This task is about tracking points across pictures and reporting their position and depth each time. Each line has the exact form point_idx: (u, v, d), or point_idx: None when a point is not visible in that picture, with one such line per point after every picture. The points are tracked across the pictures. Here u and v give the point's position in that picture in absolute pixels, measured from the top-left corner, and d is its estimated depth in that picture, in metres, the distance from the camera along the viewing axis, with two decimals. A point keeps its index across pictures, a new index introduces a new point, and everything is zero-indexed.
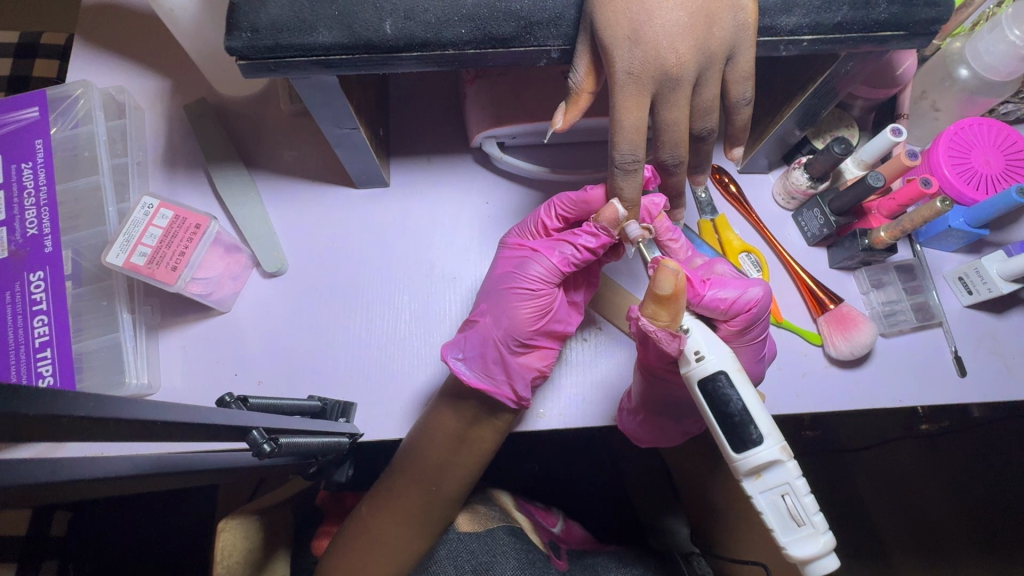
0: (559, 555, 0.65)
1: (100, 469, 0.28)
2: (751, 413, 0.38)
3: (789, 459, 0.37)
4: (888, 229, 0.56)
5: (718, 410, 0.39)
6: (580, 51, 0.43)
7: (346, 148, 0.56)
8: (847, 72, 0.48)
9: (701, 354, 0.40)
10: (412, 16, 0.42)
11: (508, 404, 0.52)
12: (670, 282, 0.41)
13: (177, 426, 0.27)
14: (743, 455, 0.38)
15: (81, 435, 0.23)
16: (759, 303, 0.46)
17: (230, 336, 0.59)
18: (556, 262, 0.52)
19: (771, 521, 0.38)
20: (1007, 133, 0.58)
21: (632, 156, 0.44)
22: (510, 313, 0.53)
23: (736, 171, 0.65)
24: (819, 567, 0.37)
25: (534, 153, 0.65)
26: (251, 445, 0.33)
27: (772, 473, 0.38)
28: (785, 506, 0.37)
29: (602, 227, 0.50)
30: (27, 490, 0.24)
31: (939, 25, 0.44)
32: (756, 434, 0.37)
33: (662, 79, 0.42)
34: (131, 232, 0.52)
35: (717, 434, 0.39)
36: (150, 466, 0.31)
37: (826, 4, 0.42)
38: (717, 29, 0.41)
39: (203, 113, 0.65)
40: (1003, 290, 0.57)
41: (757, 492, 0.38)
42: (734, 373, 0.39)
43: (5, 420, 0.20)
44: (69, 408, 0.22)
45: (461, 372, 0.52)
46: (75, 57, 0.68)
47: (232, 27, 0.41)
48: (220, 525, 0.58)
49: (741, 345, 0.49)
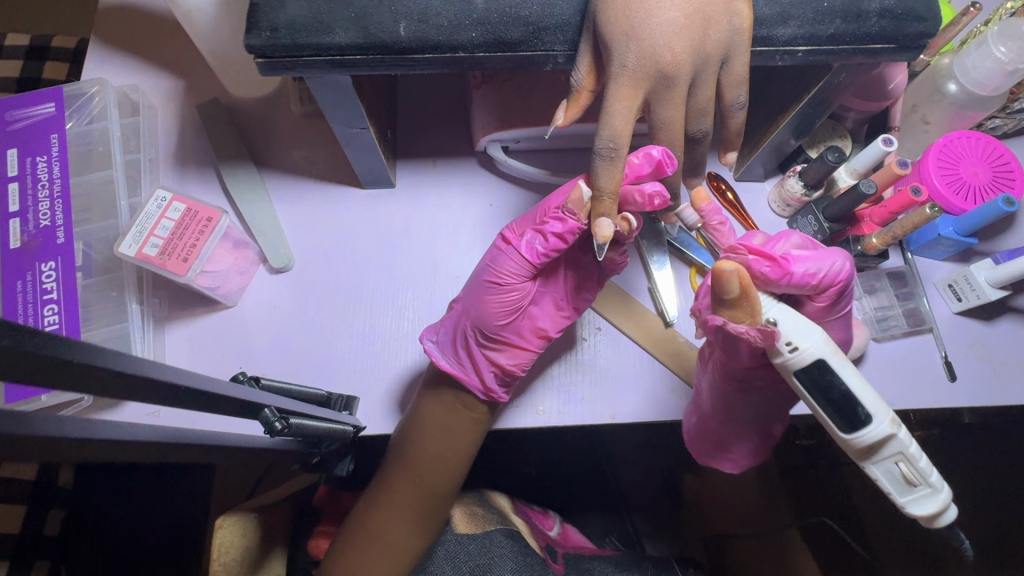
0: (556, 560, 0.66)
1: (123, 433, 0.29)
2: (857, 394, 0.38)
3: (900, 429, 0.38)
4: (880, 236, 0.58)
5: (821, 393, 0.39)
6: (583, 52, 0.45)
7: (355, 148, 0.58)
8: (839, 84, 0.50)
9: (794, 346, 0.39)
10: (425, 19, 0.44)
11: (477, 392, 0.54)
12: (735, 281, 0.39)
13: (196, 393, 0.29)
14: (854, 435, 0.38)
15: (108, 394, 0.25)
16: (845, 274, 0.46)
17: (236, 329, 0.60)
18: (525, 254, 0.51)
19: (886, 487, 0.40)
20: (994, 146, 0.61)
21: (609, 143, 0.43)
22: (478, 304, 0.53)
23: (732, 179, 0.67)
24: (943, 519, 0.39)
25: (537, 157, 0.67)
26: (263, 423, 0.34)
27: (886, 447, 0.38)
28: (900, 473, 0.39)
29: (569, 210, 0.48)
30: (55, 446, 0.25)
31: (927, 39, 0.46)
32: (864, 415, 0.38)
33: (657, 78, 0.43)
34: (144, 224, 0.54)
35: (824, 415, 0.40)
36: (168, 435, 0.32)
37: (819, 17, 0.45)
38: (712, 32, 0.43)
39: (215, 112, 0.67)
40: (991, 298, 0.59)
41: (872, 464, 0.39)
42: (833, 357, 0.39)
43: (42, 361, 0.21)
44: (101, 360, 0.24)
45: (432, 354, 0.54)
46: (90, 56, 0.69)
47: (252, 26, 0.43)
48: (218, 522, 0.59)
49: (828, 316, 0.49)
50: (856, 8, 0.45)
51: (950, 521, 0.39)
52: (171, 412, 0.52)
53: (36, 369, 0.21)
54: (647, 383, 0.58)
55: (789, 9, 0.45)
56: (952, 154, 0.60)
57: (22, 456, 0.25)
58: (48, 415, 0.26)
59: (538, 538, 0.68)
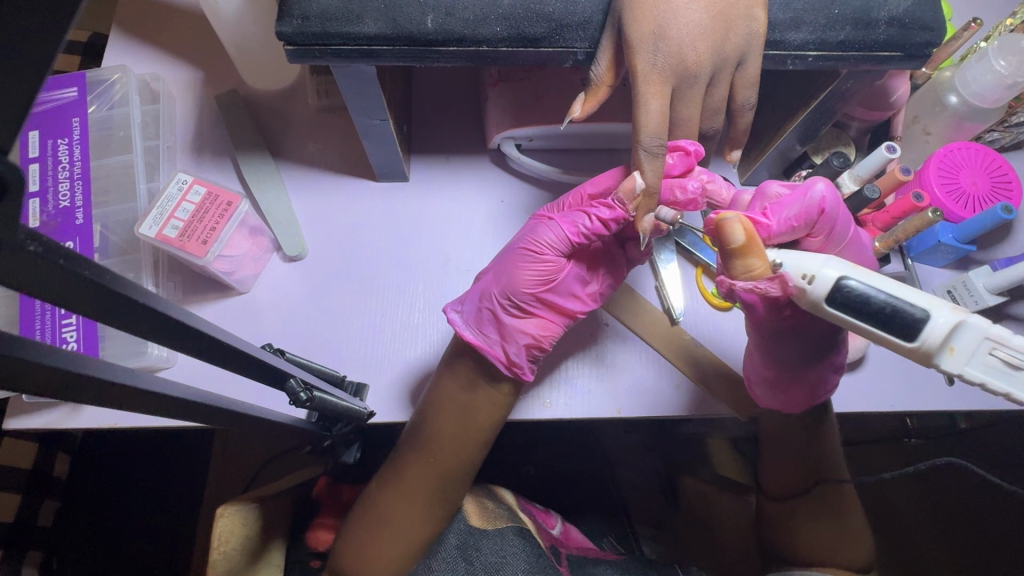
0: (562, 562, 0.66)
1: (164, 387, 0.31)
2: (897, 298, 0.34)
3: (965, 315, 0.34)
4: (882, 240, 0.60)
5: (867, 312, 0.35)
6: (603, 48, 0.47)
7: (373, 139, 0.59)
8: (846, 91, 0.52)
9: (811, 276, 0.37)
10: (453, 13, 0.45)
11: (498, 364, 0.53)
12: (739, 230, 0.40)
13: (227, 347, 0.31)
14: (920, 341, 0.34)
15: (135, 331, 0.26)
16: (828, 199, 0.43)
17: (249, 313, 0.61)
18: (567, 229, 0.52)
19: (1000, 386, 0.34)
20: (993, 158, 0.63)
21: (658, 140, 0.46)
22: (511, 274, 0.53)
23: (738, 183, 0.69)
24: None
25: (549, 157, 0.69)
26: (289, 392, 0.38)
27: (962, 339, 0.34)
28: (999, 360, 0.33)
29: (619, 199, 0.48)
30: (93, 388, 0.26)
31: (932, 48, 0.48)
32: (918, 313, 0.34)
33: (683, 77, 0.46)
34: (165, 206, 0.55)
35: (882, 335, 0.35)
36: (201, 397, 0.35)
37: (830, 24, 0.47)
38: (732, 35, 0.46)
39: (234, 103, 0.68)
40: (989, 303, 0.60)
41: (965, 365, 0.34)
42: (855, 271, 0.36)
43: (88, 290, 0.23)
44: (139, 298, 0.25)
45: (455, 322, 0.54)
46: (112, 46, 0.71)
47: (284, 14, 0.45)
48: (220, 511, 0.56)
49: (838, 248, 0.47)
50: (865, 16, 0.47)
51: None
52: (200, 369, 0.54)
53: (103, 300, 0.24)
54: (651, 379, 0.59)
55: (802, 15, 0.47)
56: (953, 163, 0.62)
57: (65, 393, 0.26)
58: (99, 359, 0.27)
59: (543, 537, 0.68)
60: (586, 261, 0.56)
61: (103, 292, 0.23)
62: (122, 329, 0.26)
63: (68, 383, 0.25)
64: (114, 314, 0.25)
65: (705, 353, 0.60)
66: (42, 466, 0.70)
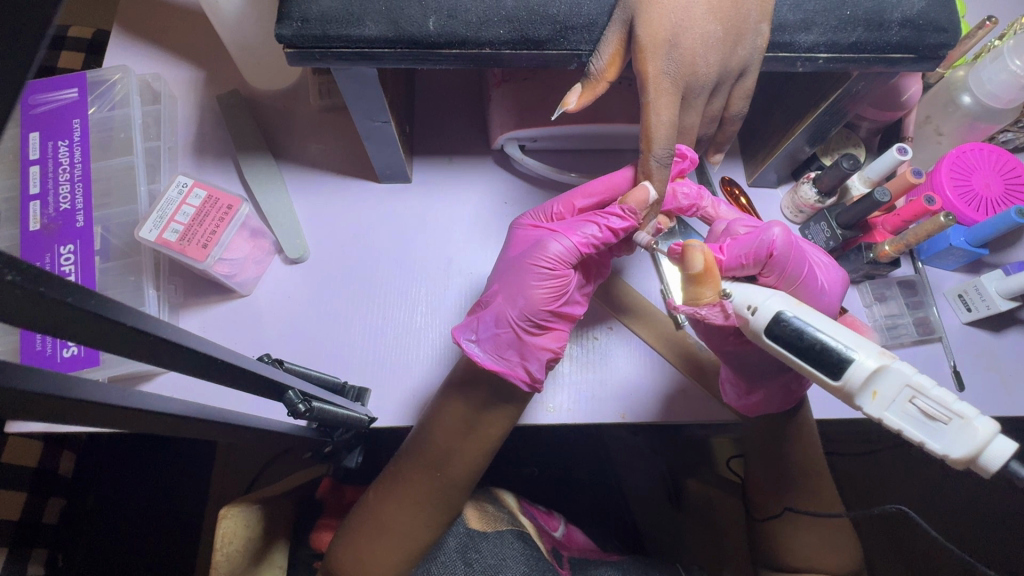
0: (562, 564, 0.65)
1: (161, 405, 0.31)
2: (825, 337, 0.36)
3: (892, 361, 0.35)
4: (892, 243, 0.58)
5: (795, 347, 0.38)
6: (609, 37, 0.45)
7: (375, 141, 0.58)
8: (857, 92, 0.51)
9: (754, 308, 0.40)
10: (455, 15, 0.45)
11: (522, 385, 0.51)
12: (700, 259, 0.43)
13: (221, 363, 0.31)
14: (841, 378, 0.36)
15: (124, 351, 0.26)
16: (781, 242, 0.43)
17: (250, 317, 0.61)
18: (576, 242, 0.51)
19: (916, 437, 0.34)
20: (1006, 158, 0.61)
21: (668, 151, 0.47)
22: (526, 293, 0.51)
23: (746, 184, 0.68)
24: (994, 456, 0.32)
25: (553, 157, 0.68)
26: (287, 404, 0.38)
27: (883, 383, 0.35)
28: (916, 410, 0.34)
29: (628, 208, 0.49)
30: (80, 408, 0.26)
31: (946, 50, 0.47)
32: (841, 351, 0.36)
33: (691, 85, 0.47)
34: (164, 209, 0.54)
35: (810, 370, 0.37)
36: (198, 411, 0.34)
37: (842, 25, 0.45)
38: (739, 49, 0.46)
39: (235, 103, 0.67)
40: (1001, 308, 0.59)
41: (882, 410, 0.35)
42: (794, 309, 0.39)
43: (78, 313, 0.22)
44: (129, 319, 0.25)
45: (474, 355, 0.50)
46: (113, 46, 0.70)
47: (283, 16, 0.44)
48: (222, 511, 0.55)
49: (797, 292, 0.46)
50: (878, 17, 0.45)
51: (1007, 455, 0.32)
52: (193, 383, 0.54)
53: (90, 326, 0.23)
54: (655, 384, 0.59)
55: (813, 16, 0.46)
56: (965, 165, 0.61)
57: (52, 414, 0.25)
58: (91, 379, 0.27)
59: (545, 540, 0.67)
60: (581, 268, 0.56)
61: (90, 318, 0.23)
62: (109, 351, 0.25)
63: (61, 404, 0.25)
64: (102, 337, 0.24)
65: (709, 355, 0.59)
66: (45, 465, 0.69)
